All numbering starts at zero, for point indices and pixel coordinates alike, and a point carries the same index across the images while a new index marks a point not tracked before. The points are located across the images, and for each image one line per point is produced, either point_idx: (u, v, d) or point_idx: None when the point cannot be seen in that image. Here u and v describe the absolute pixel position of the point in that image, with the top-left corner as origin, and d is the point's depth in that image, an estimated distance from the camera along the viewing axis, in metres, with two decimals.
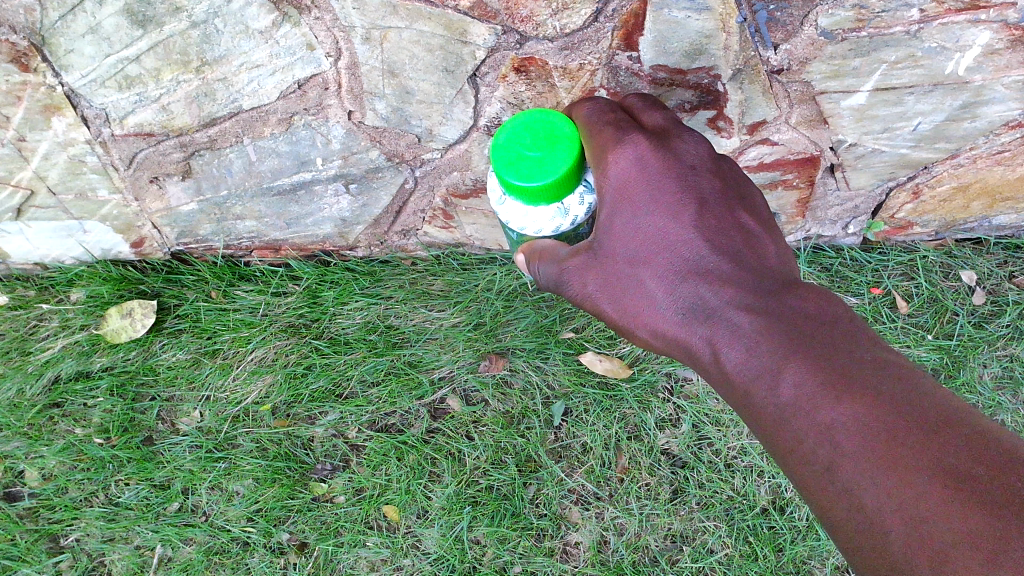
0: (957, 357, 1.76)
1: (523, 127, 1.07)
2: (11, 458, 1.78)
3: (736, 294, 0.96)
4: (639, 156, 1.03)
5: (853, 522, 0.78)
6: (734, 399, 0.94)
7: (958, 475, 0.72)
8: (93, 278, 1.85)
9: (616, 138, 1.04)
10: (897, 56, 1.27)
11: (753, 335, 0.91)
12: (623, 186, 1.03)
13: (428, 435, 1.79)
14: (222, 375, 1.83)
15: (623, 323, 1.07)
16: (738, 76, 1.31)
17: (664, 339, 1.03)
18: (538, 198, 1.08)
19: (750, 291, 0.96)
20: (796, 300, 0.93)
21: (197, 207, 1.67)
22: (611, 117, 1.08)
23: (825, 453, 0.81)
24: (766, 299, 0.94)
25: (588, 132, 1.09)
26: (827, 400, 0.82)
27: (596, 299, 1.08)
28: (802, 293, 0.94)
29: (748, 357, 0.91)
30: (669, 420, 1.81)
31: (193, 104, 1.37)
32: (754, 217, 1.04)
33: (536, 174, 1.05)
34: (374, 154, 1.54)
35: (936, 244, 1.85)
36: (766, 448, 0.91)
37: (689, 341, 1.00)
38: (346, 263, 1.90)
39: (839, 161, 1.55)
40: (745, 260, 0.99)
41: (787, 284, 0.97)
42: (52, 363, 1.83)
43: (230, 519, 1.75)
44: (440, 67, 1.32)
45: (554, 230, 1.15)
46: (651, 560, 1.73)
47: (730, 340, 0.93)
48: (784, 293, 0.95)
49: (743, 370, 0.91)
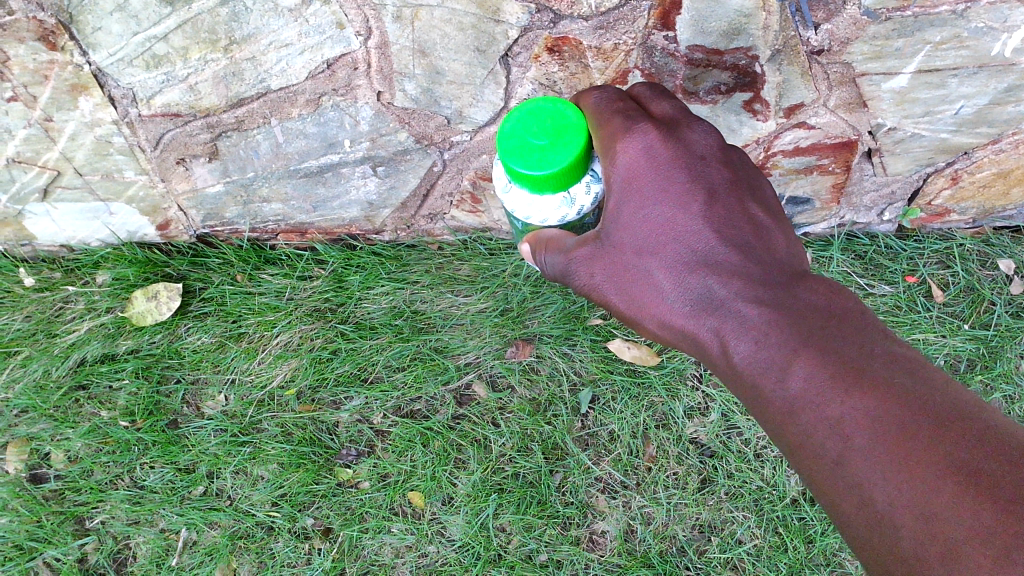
0: (995, 347, 1.72)
1: (530, 115, 1.04)
2: (37, 440, 1.78)
3: (744, 286, 0.95)
4: (648, 145, 1.00)
5: (863, 518, 0.77)
6: (742, 394, 0.93)
7: (970, 471, 0.71)
8: (119, 260, 1.85)
9: (625, 126, 1.01)
10: (941, 36, 1.23)
11: (762, 328, 0.90)
12: (631, 176, 1.01)
13: (454, 421, 1.78)
14: (248, 358, 1.82)
15: (631, 315, 1.05)
16: (777, 57, 1.28)
17: (671, 331, 1.02)
18: (543, 187, 1.05)
19: (759, 283, 0.94)
20: (804, 292, 0.92)
21: (223, 188, 1.65)
22: (621, 106, 1.05)
23: (837, 448, 0.80)
24: (775, 291, 0.93)
25: (594, 120, 1.05)
26: (838, 394, 0.81)
27: (602, 289, 1.06)
28: (812, 284, 0.93)
29: (757, 350, 0.90)
30: (698, 409, 1.78)
31: (221, 84, 1.36)
32: (764, 207, 1.03)
33: (545, 162, 1.02)
34: (402, 136, 1.52)
35: (973, 232, 1.81)
36: (776, 443, 0.90)
37: (697, 334, 0.98)
38: (373, 247, 1.88)
39: (877, 145, 1.51)
40: (754, 250, 0.98)
41: (796, 276, 0.96)
42: (78, 345, 1.82)
43: (254, 503, 1.74)
44: (472, 46, 1.30)
45: (560, 220, 1.11)
46: (678, 550, 1.71)
47: (738, 333, 0.92)
48: (793, 285, 0.94)
49: (751, 365, 0.90)
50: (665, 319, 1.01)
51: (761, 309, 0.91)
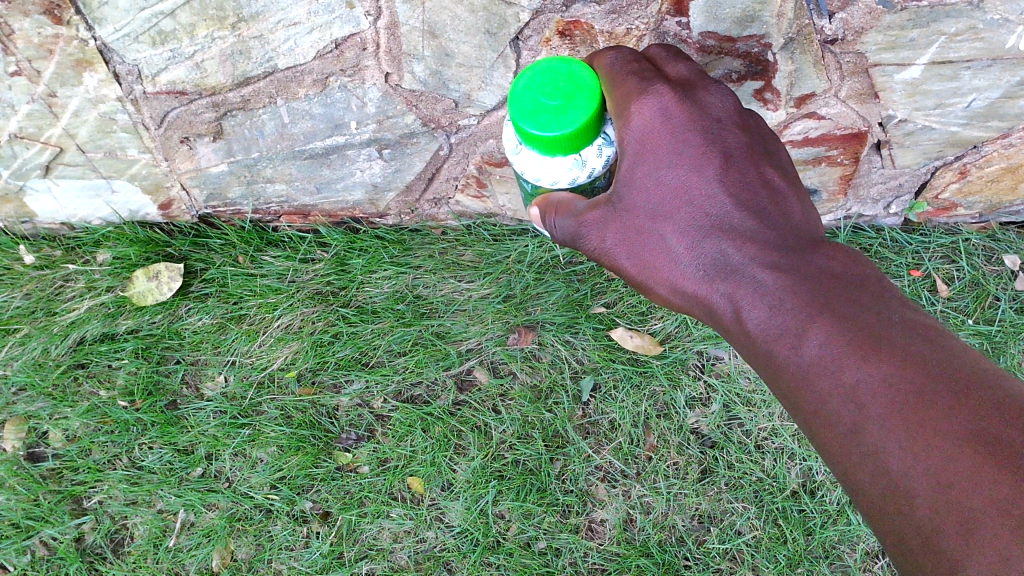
0: (998, 343, 1.72)
1: (542, 75, 1.01)
2: (35, 419, 1.78)
3: (759, 252, 0.95)
4: (664, 107, 1.00)
5: (876, 485, 0.77)
6: (755, 359, 0.93)
7: (985, 439, 0.71)
8: (121, 239, 1.83)
9: (640, 87, 1.01)
10: (957, 28, 1.23)
11: (776, 293, 0.90)
12: (646, 137, 1.00)
13: (454, 406, 1.77)
14: (248, 341, 1.81)
15: (642, 279, 1.05)
16: (790, 45, 1.27)
17: (683, 297, 1.02)
18: (554, 149, 1.02)
19: (773, 249, 0.94)
20: (822, 258, 0.92)
21: (226, 168, 1.63)
22: (635, 66, 1.04)
23: (851, 414, 0.80)
24: (791, 256, 0.93)
25: (609, 81, 1.05)
26: (854, 360, 0.81)
27: (613, 254, 1.05)
28: (829, 250, 0.93)
29: (771, 316, 0.89)
30: (699, 399, 1.78)
31: (228, 62, 1.35)
32: (781, 173, 1.02)
33: (556, 122, 0.99)
34: (409, 119, 1.50)
35: (979, 227, 1.79)
36: (786, 409, 0.90)
37: (710, 300, 0.98)
38: (376, 230, 1.87)
39: (886, 137, 1.50)
40: (770, 214, 0.98)
41: (812, 242, 0.96)
42: (78, 324, 1.81)
43: (253, 486, 1.74)
44: (482, 29, 1.29)
45: (571, 182, 1.07)
46: (677, 539, 1.71)
47: (751, 298, 0.92)
48: (810, 251, 0.94)
49: (764, 329, 0.90)
50: (678, 285, 1.01)
51: (776, 275, 0.91)
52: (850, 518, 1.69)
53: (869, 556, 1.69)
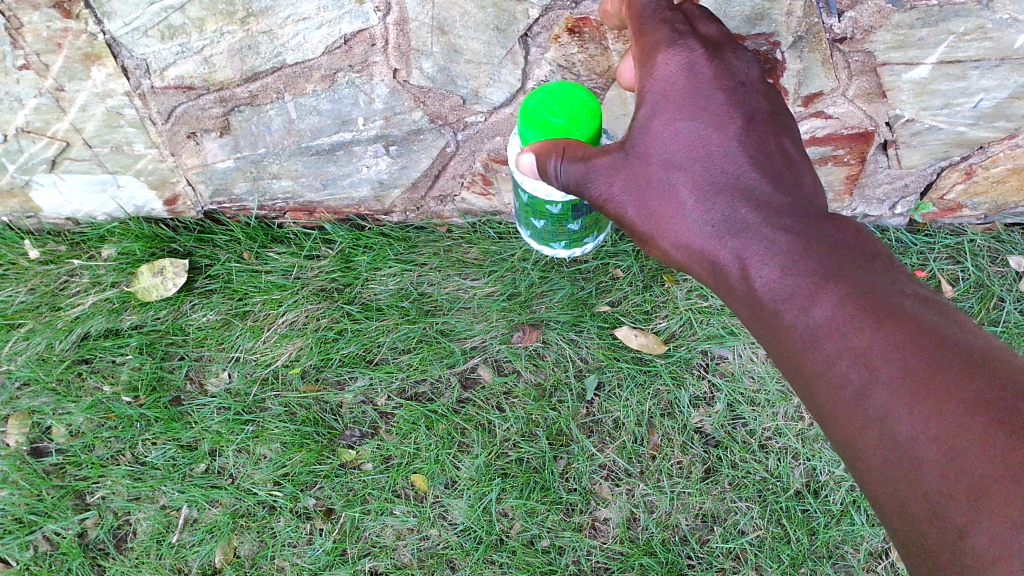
0: (1003, 344, 1.72)
1: (555, 94, 1.11)
2: (39, 414, 1.78)
3: (772, 216, 0.99)
4: (691, 62, 1.03)
5: (883, 453, 0.78)
6: (755, 314, 0.97)
7: (1001, 409, 0.71)
8: (125, 235, 1.83)
9: (670, 38, 1.03)
10: (966, 27, 1.23)
11: (790, 254, 0.94)
12: (668, 91, 1.03)
13: (458, 404, 1.77)
14: (253, 337, 1.81)
15: (645, 231, 1.08)
16: (799, 43, 1.28)
17: (687, 251, 1.06)
18: (553, 173, 1.12)
19: (787, 215, 0.98)
20: (834, 229, 0.95)
21: (233, 164, 1.63)
22: (669, 15, 1.06)
23: (860, 379, 0.81)
24: (804, 224, 0.97)
25: (639, 26, 1.07)
26: (868, 325, 0.82)
27: (619, 204, 1.07)
28: (840, 223, 0.97)
29: (782, 276, 0.93)
30: (703, 398, 1.78)
31: (236, 57, 1.35)
32: (795, 144, 1.06)
33: (561, 147, 1.10)
34: (417, 115, 1.50)
35: (984, 228, 1.79)
36: (784, 363, 0.93)
37: (716, 256, 1.02)
38: (381, 228, 1.87)
39: (893, 137, 1.50)
40: (785, 186, 1.01)
41: (824, 214, 1.00)
42: (82, 320, 1.81)
43: (255, 482, 1.74)
44: (491, 25, 1.29)
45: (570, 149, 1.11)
46: (680, 539, 1.71)
47: (762, 257, 0.96)
48: (823, 222, 0.97)
49: (775, 287, 0.93)
50: (683, 239, 1.05)
51: (789, 237, 0.95)
52: (855, 518, 1.69)
53: (873, 556, 1.69)
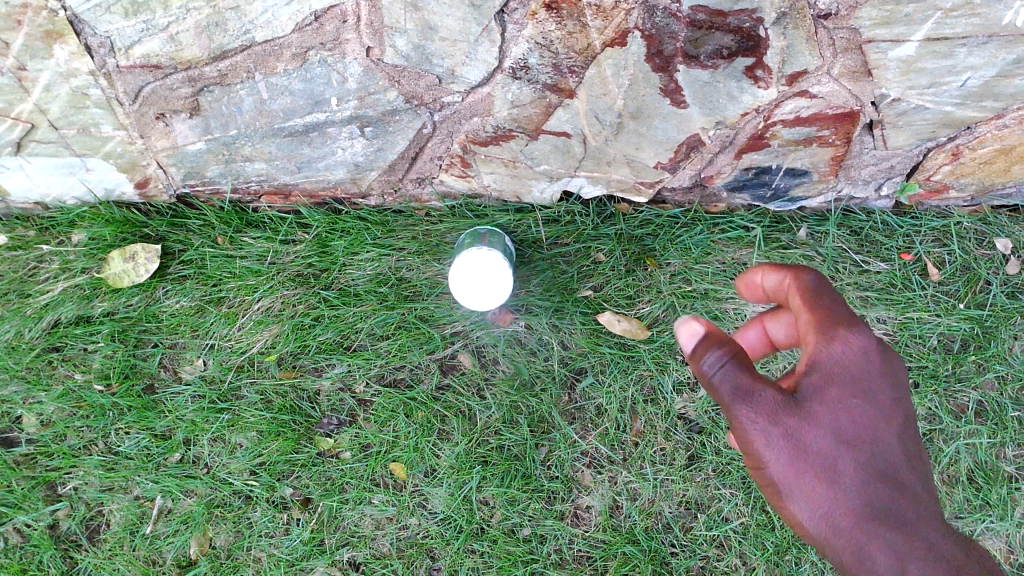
0: (989, 328, 1.71)
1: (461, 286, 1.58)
2: (10, 403, 1.74)
3: (924, 508, 1.02)
4: (865, 349, 1.05)
5: None
6: (875, 512, 1.01)
7: None
8: (95, 220, 1.75)
9: (849, 319, 1.07)
10: (953, 2, 1.20)
11: (927, 548, 0.99)
12: (838, 367, 1.04)
13: (438, 391, 1.74)
14: (227, 324, 1.77)
15: (784, 486, 1.02)
16: (783, 20, 1.25)
17: (827, 532, 1.01)
18: None
19: (933, 513, 1.02)
20: (971, 554, 1.02)
21: (204, 146, 1.57)
22: (835, 299, 1.10)
23: None
24: (950, 537, 1.01)
25: (812, 297, 1.11)
26: None
27: (768, 443, 1.01)
28: (976, 551, 1.03)
29: (927, 557, 0.98)
30: (687, 384, 1.75)
31: (203, 34, 1.31)
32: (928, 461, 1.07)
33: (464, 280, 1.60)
34: (392, 95, 1.45)
35: (971, 210, 1.74)
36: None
37: (860, 544, 0.99)
38: (358, 211, 1.77)
39: (879, 117, 1.47)
40: (932, 487, 1.05)
41: (964, 543, 1.04)
42: (52, 307, 1.76)
43: (231, 472, 1.72)
44: (466, 1, 1.26)
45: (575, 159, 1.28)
46: (663, 526, 1.71)
47: (914, 547, 0.98)
48: (961, 542, 1.03)
49: (866, 503, 1.01)
50: (828, 514, 1.01)
51: (939, 537, 1.00)
52: None
53: None
